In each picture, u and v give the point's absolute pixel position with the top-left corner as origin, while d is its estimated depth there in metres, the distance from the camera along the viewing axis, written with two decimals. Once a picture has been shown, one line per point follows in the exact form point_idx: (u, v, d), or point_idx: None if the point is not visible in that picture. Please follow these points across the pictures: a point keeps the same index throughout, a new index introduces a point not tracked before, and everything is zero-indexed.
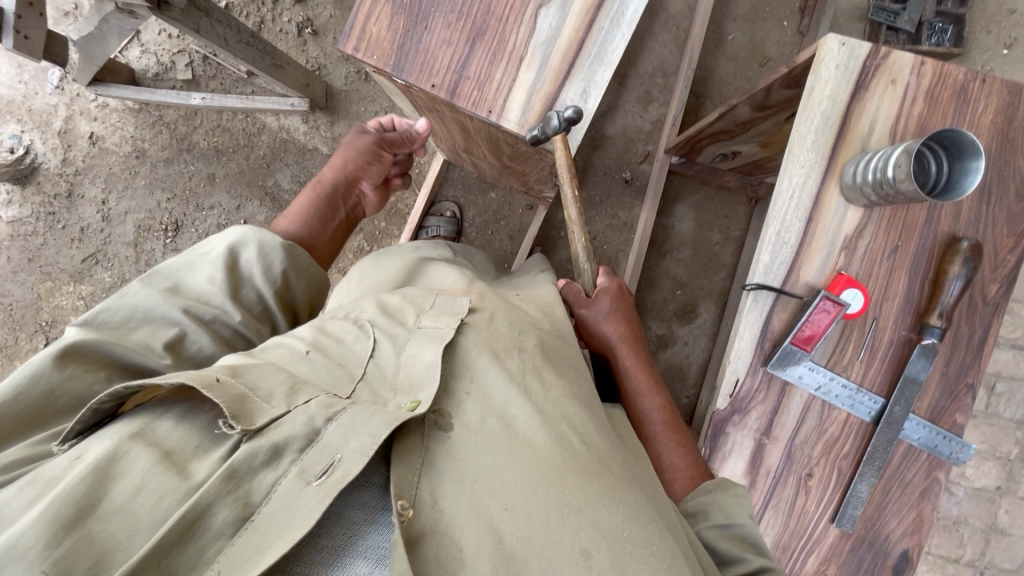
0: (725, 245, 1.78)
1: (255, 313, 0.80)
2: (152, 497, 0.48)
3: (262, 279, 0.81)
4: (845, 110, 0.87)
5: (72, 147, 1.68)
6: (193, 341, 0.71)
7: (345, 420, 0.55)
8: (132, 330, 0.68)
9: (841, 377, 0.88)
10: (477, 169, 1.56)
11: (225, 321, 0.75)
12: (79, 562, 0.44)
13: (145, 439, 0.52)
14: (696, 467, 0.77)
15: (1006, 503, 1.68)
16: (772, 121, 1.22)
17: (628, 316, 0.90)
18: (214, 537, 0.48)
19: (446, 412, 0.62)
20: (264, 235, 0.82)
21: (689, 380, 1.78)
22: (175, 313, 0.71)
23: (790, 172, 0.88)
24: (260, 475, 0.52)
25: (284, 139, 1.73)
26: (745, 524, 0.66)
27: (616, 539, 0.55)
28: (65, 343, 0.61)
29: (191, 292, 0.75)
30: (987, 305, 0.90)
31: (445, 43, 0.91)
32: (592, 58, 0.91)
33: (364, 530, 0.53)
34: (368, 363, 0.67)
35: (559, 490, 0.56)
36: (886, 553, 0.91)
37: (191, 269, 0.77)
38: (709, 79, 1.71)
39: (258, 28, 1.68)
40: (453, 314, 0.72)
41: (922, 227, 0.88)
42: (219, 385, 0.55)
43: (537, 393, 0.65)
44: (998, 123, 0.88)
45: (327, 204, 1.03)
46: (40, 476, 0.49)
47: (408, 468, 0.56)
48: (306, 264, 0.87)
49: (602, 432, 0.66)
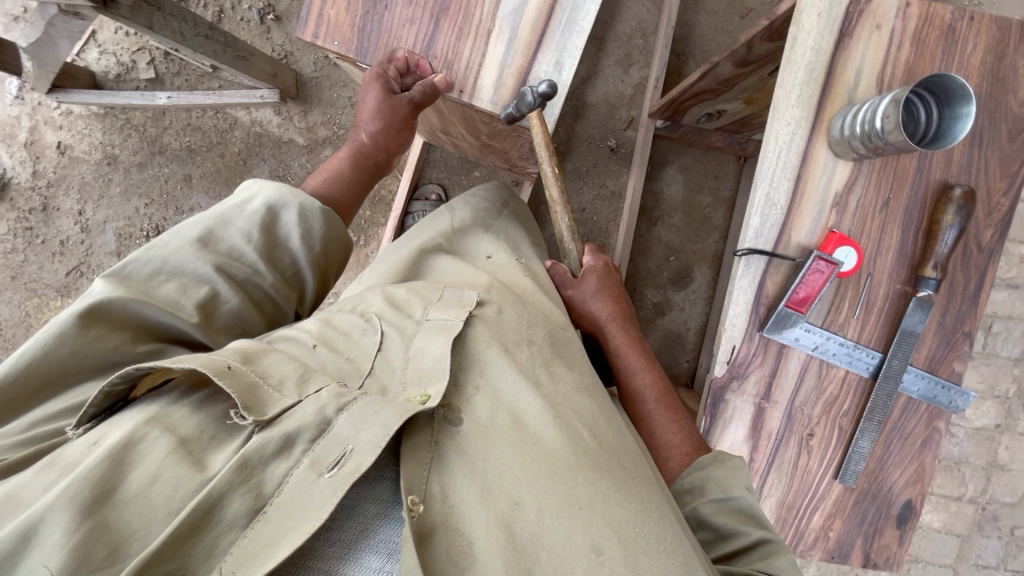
0: (716, 206, 1.75)
1: (287, 277, 0.75)
2: (167, 486, 0.47)
3: (299, 244, 0.74)
4: (829, 62, 0.83)
5: (41, 158, 1.64)
6: (223, 303, 0.68)
7: (356, 409, 0.54)
8: (161, 284, 0.65)
9: (837, 335, 0.88)
10: (458, 150, 1.52)
11: (256, 282, 0.71)
12: (96, 551, 0.43)
13: (161, 425, 0.51)
14: (691, 442, 0.76)
15: (1005, 440, 1.70)
16: (756, 76, 1.18)
17: (618, 293, 0.89)
18: (228, 528, 0.47)
19: (456, 406, 0.61)
20: (304, 197, 0.74)
21: (689, 344, 1.77)
22: (207, 270, 0.67)
23: (776, 130, 0.85)
24: (272, 466, 0.50)
25: (258, 132, 1.68)
26: (740, 497, 0.65)
27: (627, 535, 0.54)
28: (96, 302, 0.60)
29: (224, 247, 0.69)
30: (982, 253, 0.88)
31: (409, 22, 0.87)
32: (564, 25, 0.87)
33: (377, 523, 0.52)
34: (376, 358, 0.65)
35: (570, 485, 0.56)
36: (890, 504, 0.92)
37: (228, 220, 0.70)
38: (689, 36, 1.66)
39: (218, 19, 1.61)
40: (461, 306, 0.71)
41: (913, 176, 0.86)
42: (230, 372, 0.53)
43: (547, 385, 0.65)
44: (988, 63, 0.85)
45: (361, 167, 0.89)
46: (58, 460, 0.49)
47: (417, 462, 0.55)
48: (342, 234, 0.79)
49: (604, 413, 0.67)
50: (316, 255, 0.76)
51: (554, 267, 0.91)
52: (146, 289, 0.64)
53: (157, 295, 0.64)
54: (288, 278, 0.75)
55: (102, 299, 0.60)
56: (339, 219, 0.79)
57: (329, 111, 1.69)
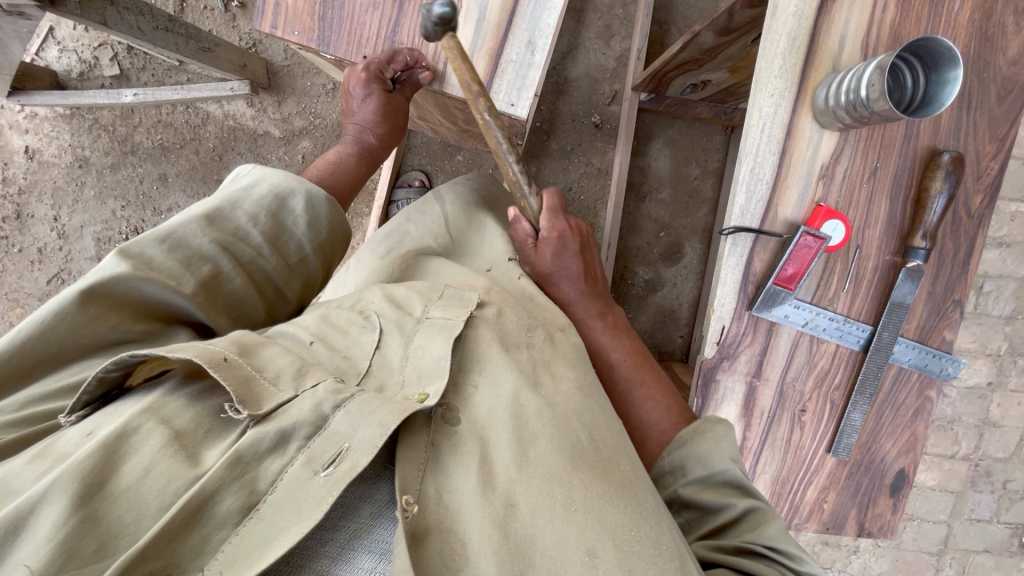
0: (705, 178, 1.72)
1: (293, 261, 0.72)
2: (159, 480, 0.44)
3: (306, 230, 0.71)
4: (812, 27, 0.80)
5: (10, 165, 1.59)
6: (226, 282, 0.64)
7: (353, 407, 0.51)
8: (163, 254, 0.60)
9: (827, 311, 0.86)
10: (437, 134, 1.47)
11: (260, 265, 0.68)
12: (84, 545, 0.41)
13: (155, 416, 0.48)
14: (669, 420, 0.76)
15: (997, 397, 1.72)
16: (739, 44, 1.14)
17: (591, 264, 0.90)
18: (219, 524, 0.44)
19: (454, 405, 0.59)
20: (313, 185, 0.71)
21: (682, 320, 1.77)
22: (211, 247, 0.63)
23: (759, 103, 0.82)
24: (267, 461, 0.47)
25: (232, 126, 1.63)
26: (728, 469, 0.65)
27: (623, 538, 0.52)
28: (98, 278, 0.55)
29: (231, 226, 0.66)
30: (972, 219, 0.87)
31: (371, 7, 0.84)
32: (535, 4, 0.83)
33: (371, 523, 0.49)
34: (373, 356, 0.63)
35: (566, 488, 0.54)
36: (883, 474, 0.92)
37: (236, 199, 0.67)
38: (670, 4, 1.60)
39: (180, 10, 1.55)
40: (462, 306, 0.70)
41: (902, 143, 0.84)
42: (225, 364, 0.50)
43: (546, 385, 0.63)
44: (976, 21, 0.82)
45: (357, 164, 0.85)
46: (52, 449, 0.47)
47: (412, 462, 0.52)
48: (344, 224, 0.76)
49: (601, 404, 0.65)
50: (322, 241, 0.73)
51: (516, 226, 0.88)
52: (146, 259, 0.59)
53: (160, 267, 0.59)
54: (293, 263, 0.72)
55: (103, 276, 0.55)
56: (341, 209, 0.76)
57: (304, 101, 1.63)
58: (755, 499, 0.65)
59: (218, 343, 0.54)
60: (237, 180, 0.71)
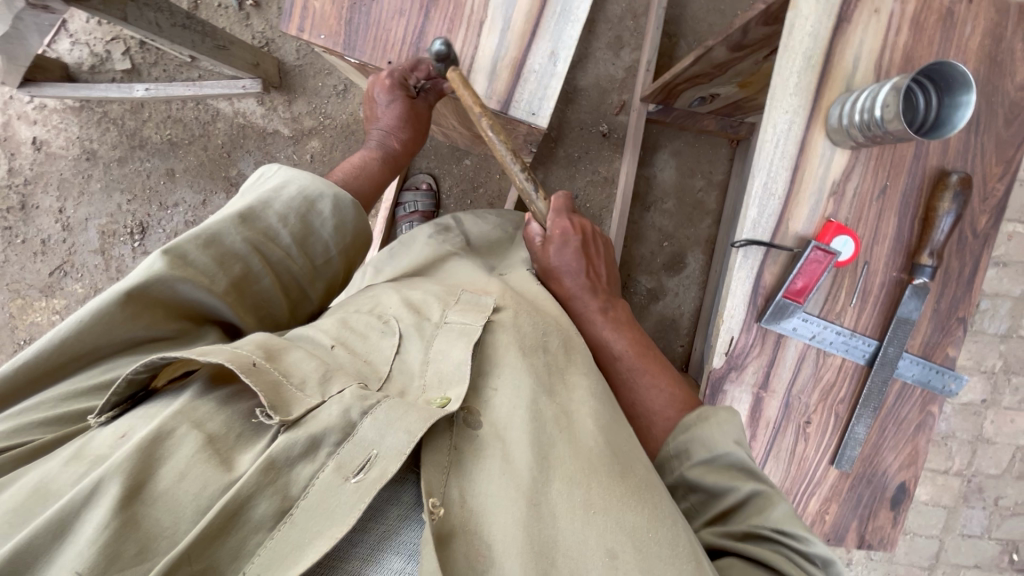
0: (709, 190, 1.74)
1: (319, 262, 0.72)
2: (195, 484, 0.45)
3: (333, 232, 0.72)
4: (827, 47, 0.82)
5: (17, 155, 1.59)
6: (256, 282, 0.65)
7: (381, 413, 0.51)
8: (198, 251, 0.60)
9: (834, 324, 0.88)
10: (448, 139, 1.48)
11: (288, 266, 0.68)
12: (126, 549, 0.41)
13: (188, 420, 0.49)
14: (675, 405, 0.77)
15: (991, 414, 1.74)
16: (750, 60, 1.16)
17: (593, 256, 0.90)
18: (255, 529, 0.45)
19: (475, 407, 0.60)
20: (339, 189, 0.71)
21: (683, 329, 1.78)
22: (244, 247, 0.63)
23: (774, 119, 0.84)
24: (299, 466, 0.48)
25: (241, 124, 1.63)
26: (732, 452, 0.65)
27: (642, 539, 0.53)
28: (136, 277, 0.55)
29: (262, 225, 0.66)
30: (977, 238, 0.88)
31: (398, 14, 0.85)
32: (558, 15, 0.85)
33: (398, 526, 0.49)
34: (393, 360, 0.63)
35: (586, 491, 0.55)
36: (885, 487, 0.93)
37: (268, 198, 0.67)
38: (680, 18, 1.62)
39: (195, 7, 1.56)
40: (479, 311, 0.71)
41: (911, 162, 0.86)
42: (255, 370, 0.51)
43: (562, 392, 0.64)
44: (986, 46, 0.84)
45: (381, 169, 0.86)
46: (86, 452, 0.47)
47: (435, 465, 0.52)
48: (367, 227, 0.76)
49: (616, 411, 0.66)
50: (347, 244, 0.74)
51: (528, 227, 0.91)
52: (181, 254, 0.59)
53: (194, 263, 0.59)
54: (319, 263, 0.73)
55: (141, 274, 0.55)
56: (364, 211, 0.76)
57: (315, 100, 1.64)
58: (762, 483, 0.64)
59: (245, 346, 0.54)
60: (268, 179, 0.71)
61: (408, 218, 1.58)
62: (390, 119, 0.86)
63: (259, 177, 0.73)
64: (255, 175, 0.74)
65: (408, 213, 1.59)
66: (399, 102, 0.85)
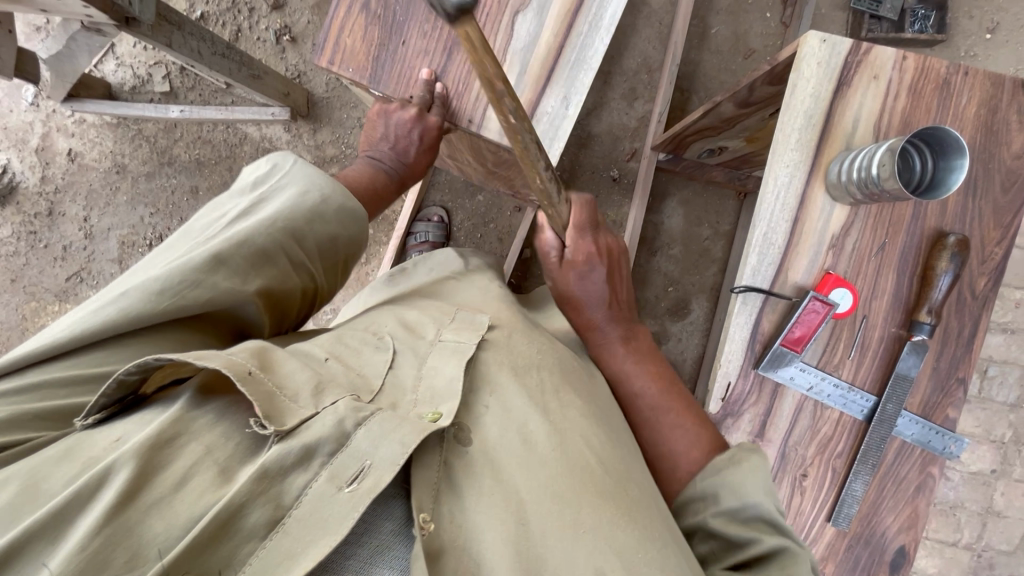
0: (715, 239, 1.77)
1: (331, 264, 0.76)
2: (192, 493, 0.46)
3: (344, 240, 0.75)
4: (829, 107, 0.86)
5: (51, 164, 1.66)
6: (281, 285, 0.68)
7: (374, 426, 0.51)
8: (233, 254, 0.63)
9: (832, 376, 0.88)
10: (464, 175, 1.53)
11: (308, 266, 0.71)
12: (115, 555, 0.41)
13: (183, 433, 0.49)
14: (700, 447, 0.76)
15: (1002, 486, 1.69)
16: (757, 116, 1.21)
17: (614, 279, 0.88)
18: (247, 537, 0.45)
19: (466, 424, 0.60)
20: (347, 200, 0.74)
21: (684, 375, 1.77)
22: (272, 251, 0.66)
23: (775, 172, 0.87)
24: (292, 477, 0.48)
25: (267, 147, 1.70)
26: (761, 502, 0.65)
27: (630, 559, 0.53)
28: (177, 282, 0.59)
29: (288, 227, 0.68)
30: (976, 300, 0.89)
31: (422, 53, 0.91)
32: (573, 64, 0.90)
33: (393, 539, 0.49)
34: (386, 376, 0.63)
35: (575, 509, 0.55)
36: (882, 550, 0.90)
37: (291, 206, 0.69)
38: (693, 74, 1.70)
39: (235, 38, 1.66)
40: (473, 329, 0.73)
41: (909, 222, 0.88)
42: (252, 378, 0.51)
43: (555, 410, 0.65)
44: (982, 116, 0.87)
45: (373, 181, 0.88)
46: (80, 452, 0.48)
47: (426, 482, 0.52)
48: (355, 241, 0.77)
49: (608, 432, 0.67)
50: (340, 255, 0.76)
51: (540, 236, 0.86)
52: (216, 259, 0.62)
53: (229, 264, 0.62)
54: (330, 265, 0.76)
55: (183, 279, 0.60)
56: (364, 215, 0.77)
57: (338, 131, 1.71)
58: (788, 540, 0.63)
59: (239, 353, 0.54)
60: (273, 180, 0.72)
61: (418, 248, 1.61)
62: (405, 142, 0.91)
63: (275, 167, 0.73)
64: (266, 163, 0.74)
65: (418, 243, 1.62)
66: (423, 132, 0.89)
